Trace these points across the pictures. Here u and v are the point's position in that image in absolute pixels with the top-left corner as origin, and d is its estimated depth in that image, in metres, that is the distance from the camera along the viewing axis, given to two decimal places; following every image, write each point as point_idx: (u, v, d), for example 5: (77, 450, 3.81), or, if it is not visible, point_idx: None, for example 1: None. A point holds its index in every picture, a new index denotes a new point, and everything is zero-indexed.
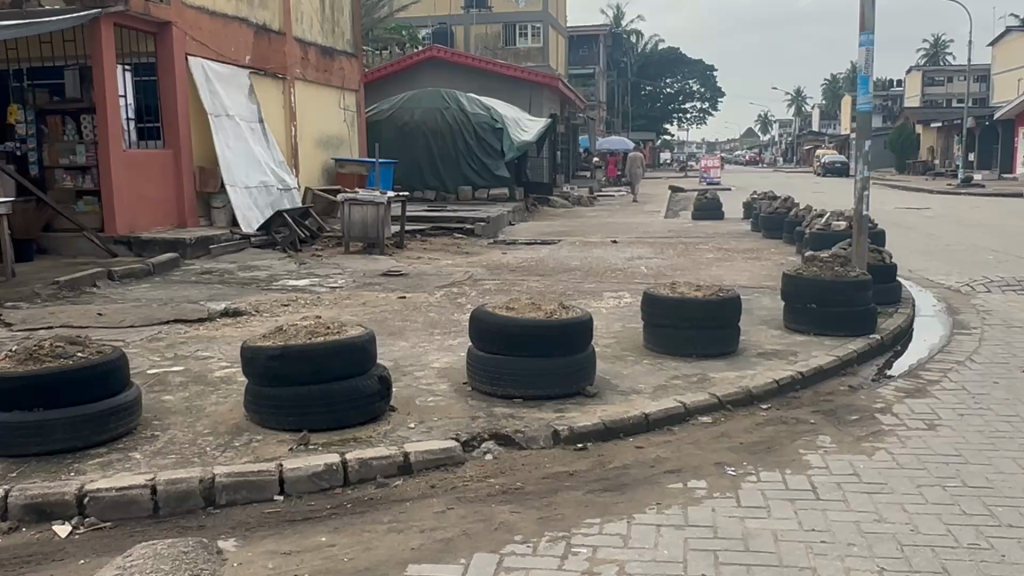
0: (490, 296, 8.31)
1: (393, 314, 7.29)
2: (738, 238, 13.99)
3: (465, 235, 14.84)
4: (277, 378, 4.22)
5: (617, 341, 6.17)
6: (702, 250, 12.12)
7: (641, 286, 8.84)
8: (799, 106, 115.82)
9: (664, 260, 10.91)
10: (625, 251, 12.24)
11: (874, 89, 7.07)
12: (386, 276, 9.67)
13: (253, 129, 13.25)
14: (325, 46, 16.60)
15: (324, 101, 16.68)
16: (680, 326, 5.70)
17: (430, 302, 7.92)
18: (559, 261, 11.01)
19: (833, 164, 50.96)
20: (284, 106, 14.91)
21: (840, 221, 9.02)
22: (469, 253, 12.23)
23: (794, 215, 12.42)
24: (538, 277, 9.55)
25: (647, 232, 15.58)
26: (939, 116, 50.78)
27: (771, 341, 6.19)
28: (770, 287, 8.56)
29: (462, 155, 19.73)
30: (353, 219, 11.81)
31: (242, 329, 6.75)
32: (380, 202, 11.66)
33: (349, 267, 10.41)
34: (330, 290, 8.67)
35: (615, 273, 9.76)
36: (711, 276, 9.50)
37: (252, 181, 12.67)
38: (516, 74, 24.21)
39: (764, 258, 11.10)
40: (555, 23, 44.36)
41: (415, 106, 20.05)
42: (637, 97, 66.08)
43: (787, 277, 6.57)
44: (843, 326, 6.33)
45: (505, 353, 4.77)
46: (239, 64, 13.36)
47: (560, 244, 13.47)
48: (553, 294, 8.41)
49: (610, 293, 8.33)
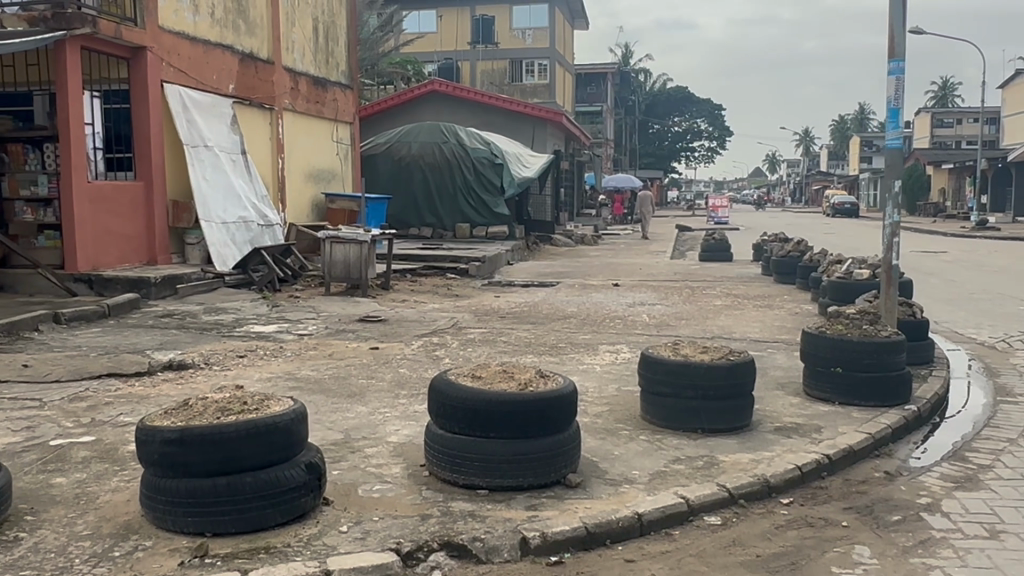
0: (473, 348, 7.48)
1: (358, 371, 6.45)
2: (748, 282, 13.18)
3: (459, 276, 14.01)
4: (174, 468, 3.36)
5: (609, 410, 5.30)
6: (709, 296, 11.28)
7: (642, 338, 8.00)
8: (807, 147, 115.65)
9: (667, 308, 10.09)
10: (627, 295, 11.42)
11: (905, 123, 6.27)
12: (363, 322, 8.86)
13: (234, 161, 12.53)
14: (317, 76, 15.96)
15: (315, 133, 16.00)
16: (684, 394, 4.84)
17: (404, 355, 7.09)
18: (554, 307, 10.18)
19: (842, 206, 50.26)
20: (271, 138, 14.20)
21: (862, 268, 8.18)
22: (459, 296, 11.40)
23: (808, 259, 11.61)
24: (529, 325, 8.72)
25: (652, 275, 14.76)
26: (950, 157, 50.16)
27: (791, 412, 5.31)
28: (786, 343, 7.69)
29: (461, 191, 19.00)
30: (334, 258, 10.99)
31: (182, 388, 5.90)
32: (363, 240, 10.87)
33: (325, 311, 9.59)
34: (298, 339, 7.85)
35: (614, 322, 8.92)
36: (718, 327, 8.65)
37: (230, 216, 11.90)
38: (519, 109, 23.60)
39: (776, 306, 10.26)
40: (562, 60, 44.08)
41: (413, 139, 19.39)
42: (644, 135, 65.76)
43: (807, 334, 5.70)
44: (873, 395, 5.45)
45: (469, 432, 3.91)
46: (221, 93, 12.68)
47: (558, 287, 12.64)
48: (543, 346, 7.58)
49: (606, 347, 7.48)
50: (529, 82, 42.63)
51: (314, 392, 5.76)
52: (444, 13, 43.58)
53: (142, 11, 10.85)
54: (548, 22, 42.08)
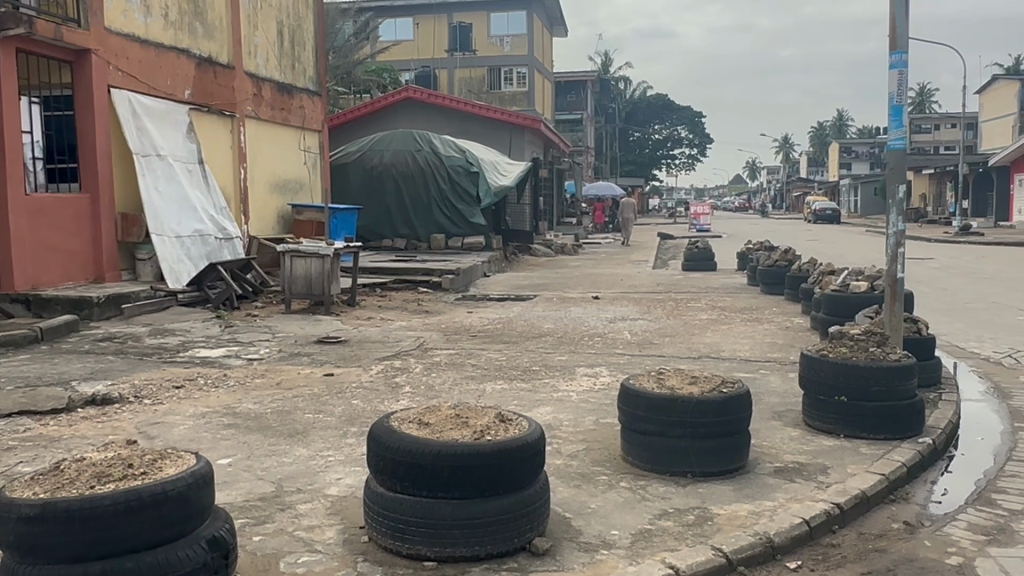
0: (440, 372, 6.81)
1: (306, 403, 5.76)
2: (734, 293, 12.61)
3: (431, 290, 13.34)
4: (33, 552, 2.65)
5: (585, 450, 4.64)
6: (694, 310, 10.68)
7: (624, 359, 7.35)
8: (787, 154, 115.91)
9: (651, 323, 9.45)
10: (608, 309, 10.79)
11: (908, 120, 5.67)
12: (322, 343, 8.17)
13: (189, 171, 11.81)
14: (283, 82, 15.27)
15: (281, 141, 15.30)
16: (670, 432, 4.20)
17: (361, 383, 6.40)
18: (530, 324, 9.52)
19: (824, 212, 50.03)
20: (232, 147, 13.49)
21: (859, 280, 7.58)
22: (429, 313, 10.73)
23: (797, 269, 11.04)
24: (502, 346, 8.06)
25: (634, 286, 14.15)
26: (931, 162, 50.07)
27: (791, 449, 4.68)
28: (780, 363, 7.07)
29: (435, 200, 18.34)
30: (294, 273, 10.30)
31: (102, 428, 5.19)
32: (325, 254, 10.19)
33: (282, 331, 8.89)
34: (246, 365, 7.16)
35: (593, 340, 8.28)
36: (705, 344, 8.01)
37: (185, 229, 11.16)
38: (494, 115, 23.00)
39: (765, 320, 9.66)
40: (540, 68, 43.61)
41: (385, 148, 18.73)
42: (624, 142, 65.45)
43: (807, 358, 5.08)
44: (883, 427, 4.83)
45: (415, 491, 3.24)
46: (176, 99, 11.97)
47: (535, 301, 11.99)
48: (515, 369, 6.91)
49: (584, 371, 6.82)
50: (508, 89, 42.09)
51: (252, 431, 5.07)
52: (421, 20, 42.93)
53: (85, 12, 10.14)
54: (526, 29, 41.61)
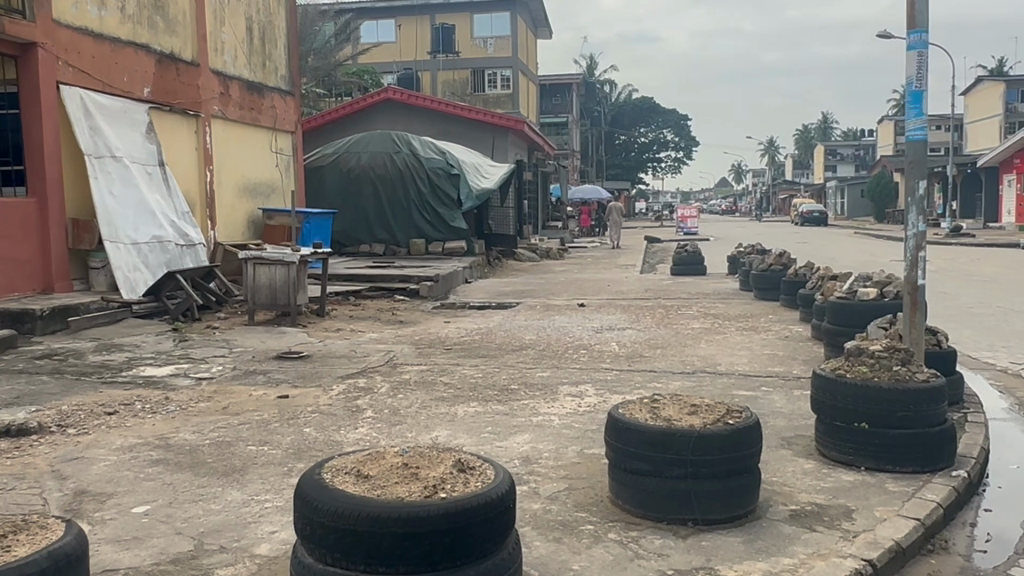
0: (408, 393, 6.11)
1: (253, 432, 5.08)
2: (726, 299, 12.00)
3: (408, 297, 12.68)
4: None
5: (567, 490, 3.96)
6: (686, 317, 10.05)
7: (612, 375, 6.68)
8: (773, 156, 115.86)
9: (640, 333, 8.80)
10: (594, 318, 10.14)
11: (930, 109, 5.06)
12: (282, 359, 7.48)
13: (148, 174, 11.08)
14: (253, 81, 14.55)
15: (251, 143, 14.59)
16: (666, 472, 3.55)
17: (317, 407, 5.70)
18: (510, 335, 8.86)
19: (811, 214, 49.69)
20: (197, 148, 12.77)
21: (867, 286, 6.96)
22: (404, 323, 10.05)
23: (794, 274, 10.44)
24: (479, 360, 7.38)
25: (621, 292, 13.52)
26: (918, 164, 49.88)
27: (807, 486, 4.02)
28: (782, 380, 6.43)
29: (414, 203, 17.67)
30: (258, 282, 9.60)
31: (10, 465, 4.48)
32: (291, 261, 9.49)
33: (241, 345, 8.19)
34: (194, 386, 6.45)
35: (578, 353, 7.64)
36: (699, 357, 7.35)
37: (143, 236, 10.43)
38: (477, 116, 22.37)
39: (762, 328, 9.04)
40: (525, 69, 43.01)
41: (362, 150, 18.06)
42: (610, 145, 64.99)
43: (822, 380, 4.44)
44: (911, 459, 4.20)
45: (351, 565, 2.55)
46: (135, 97, 11.25)
47: (517, 309, 11.32)
48: (491, 388, 6.24)
49: (568, 390, 6.15)
50: (491, 92, 41.49)
51: (182, 467, 4.37)
52: (403, 22, 42.23)
53: (31, 3, 9.42)
54: (510, 31, 41.02)
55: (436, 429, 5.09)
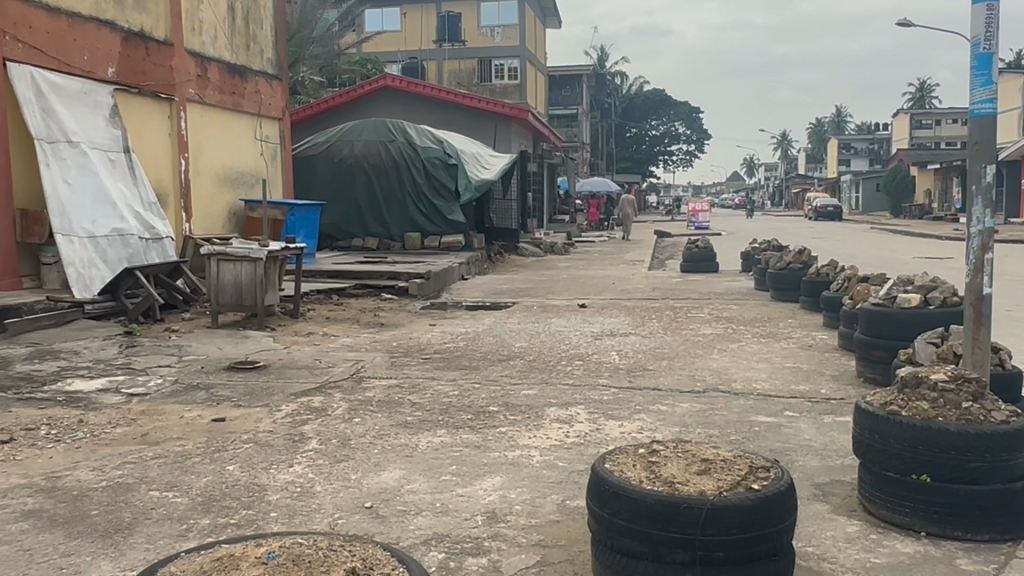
0: (365, 417, 5.17)
1: (166, 470, 4.15)
2: (740, 300, 11.06)
3: (396, 296, 11.75)
4: None
5: (537, 566, 3.02)
6: (696, 322, 9.10)
7: (610, 393, 5.73)
8: (785, 150, 114.49)
9: (646, 340, 7.84)
10: (595, 322, 9.19)
11: (999, 76, 4.05)
12: (234, 370, 6.56)
13: (111, 161, 10.17)
14: (235, 64, 13.61)
15: (233, 130, 13.66)
16: (666, 557, 2.60)
17: (254, 435, 4.77)
18: (499, 342, 7.91)
19: (825, 209, 48.62)
20: (171, 135, 11.87)
21: (908, 292, 5.97)
22: (384, 326, 9.12)
23: (815, 274, 9.49)
24: (459, 373, 6.43)
25: (627, 290, 12.56)
26: (936, 159, 48.78)
27: (855, 563, 3.07)
28: (810, 402, 5.46)
29: (410, 195, 16.75)
30: (222, 280, 8.67)
31: None
32: (257, 257, 8.57)
33: (194, 352, 7.26)
34: (121, 404, 5.53)
35: (573, 365, 6.69)
36: (711, 371, 6.38)
37: (101, 228, 9.53)
38: (479, 105, 21.40)
39: (783, 335, 8.08)
40: (533, 59, 41.98)
41: (355, 138, 17.12)
42: (621, 138, 63.95)
43: (871, 419, 3.48)
44: (987, 525, 3.25)
45: None
46: (97, 79, 10.35)
47: (512, 310, 10.37)
48: (465, 411, 5.30)
49: (556, 414, 5.20)
50: (498, 82, 40.47)
51: (54, 525, 3.44)
52: (408, 10, 41.27)
53: None
54: (518, 19, 39.98)
55: (388, 468, 4.14)
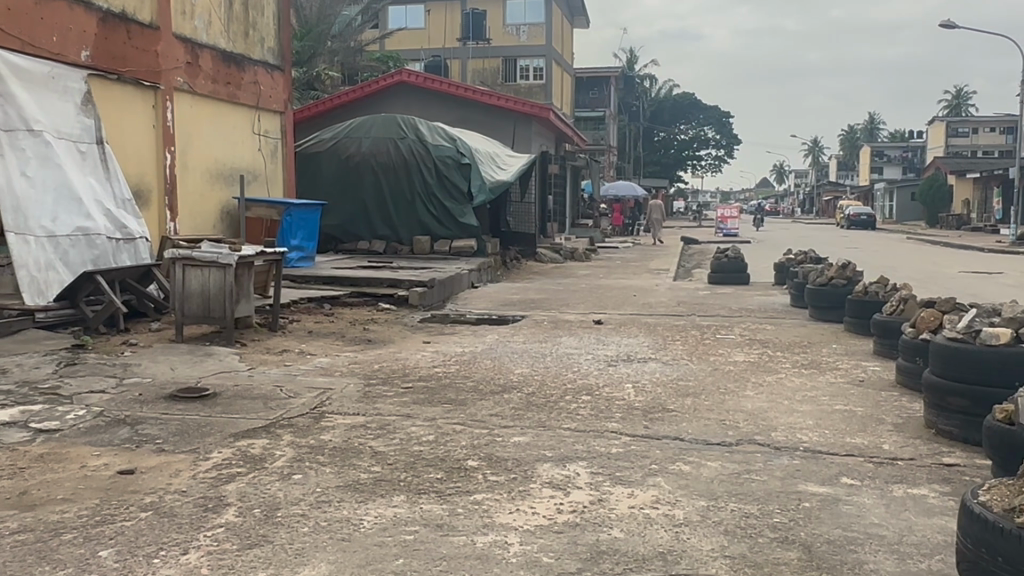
0: (309, 473, 4.10)
1: (17, 557, 3.10)
2: (775, 319, 9.92)
3: (395, 306, 10.72)
4: None
5: None
6: (725, 345, 7.95)
7: (620, 443, 4.63)
8: (816, 158, 112.59)
9: (668, 369, 6.73)
10: (611, 342, 8.08)
11: None
12: (176, 399, 5.52)
13: (81, 153, 9.22)
14: (231, 52, 12.64)
15: (228, 123, 12.71)
16: None
17: (159, 499, 3.73)
18: (496, 367, 6.82)
19: (859, 217, 47.15)
20: (155, 126, 10.93)
21: (996, 325, 4.86)
22: (371, 343, 8.10)
23: (862, 292, 8.41)
24: (440, 410, 5.35)
25: (648, 304, 11.43)
26: (975, 167, 47.01)
27: None
28: (873, 465, 4.33)
29: (420, 196, 15.70)
30: (188, 288, 7.67)
31: None
32: (226, 265, 7.57)
33: (140, 373, 6.25)
34: (18, 445, 4.51)
35: (577, 401, 5.59)
36: (746, 414, 5.26)
37: (63, 227, 8.59)
38: (499, 103, 20.30)
39: (829, 366, 6.92)
40: (560, 58, 40.87)
41: (364, 134, 16.15)
42: (649, 143, 62.68)
43: (996, 529, 2.40)
44: None
45: None
46: (69, 63, 9.42)
47: (519, 326, 9.28)
48: (436, 466, 4.21)
49: (548, 473, 4.11)
50: (523, 82, 39.41)
51: None
52: (432, 7, 40.37)
53: None
54: (545, 17, 38.93)
55: (311, 562, 3.08)
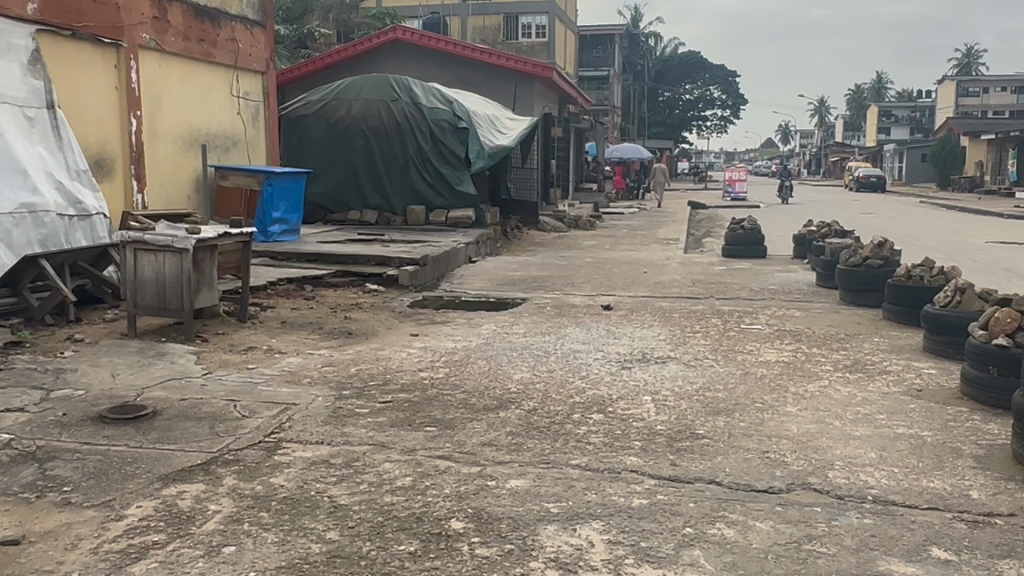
0: (245, 544, 3.17)
1: None
2: (803, 304, 8.97)
3: (384, 287, 9.74)
4: None
5: None
6: (751, 339, 7.02)
7: (642, 492, 3.70)
8: (822, 117, 110.80)
9: (692, 374, 5.80)
10: (622, 335, 7.14)
11: None
12: (108, 421, 4.59)
13: (28, 119, 8.20)
14: (205, 6, 11.54)
15: (202, 84, 11.64)
16: None
17: None
18: (492, 370, 5.89)
19: (868, 179, 45.98)
20: (117, 88, 9.88)
21: None
22: (352, 336, 7.14)
23: (904, 277, 7.49)
24: (423, 437, 4.42)
25: (661, 283, 10.47)
26: (989, 128, 45.59)
27: None
28: (965, 526, 3.40)
29: (414, 163, 14.66)
30: (142, 275, 6.74)
31: None
32: (183, 249, 6.62)
33: (74, 383, 5.31)
34: None
35: (584, 423, 4.66)
36: (793, 444, 4.33)
37: (6, 203, 7.44)
38: (499, 63, 19.14)
39: (876, 370, 6.00)
40: (563, 16, 39.50)
41: (353, 96, 15.10)
42: (653, 103, 61.35)
43: None
44: None
45: None
46: (14, 18, 8.38)
47: (520, 312, 8.34)
48: (410, 531, 3.28)
49: (554, 545, 3.17)
50: (525, 41, 38.05)
51: None
52: None
53: None
54: None
55: None
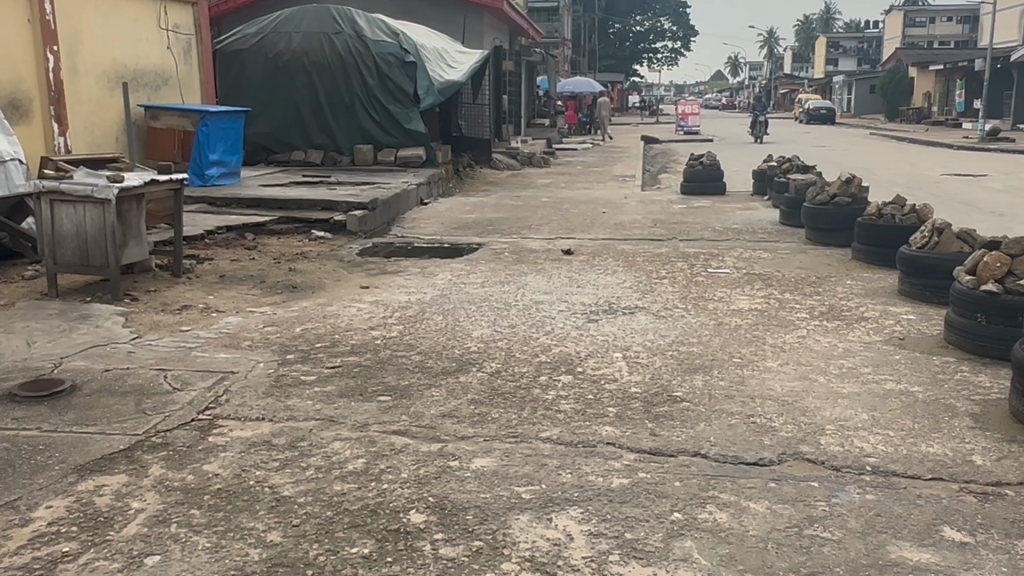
0: (172, 553, 2.74)
1: None
2: (770, 243, 8.65)
3: (331, 234, 9.19)
4: None
5: None
6: (719, 285, 6.67)
7: (622, 470, 3.33)
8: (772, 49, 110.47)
9: (663, 326, 5.44)
10: (586, 283, 6.74)
11: None
12: (18, 398, 4.07)
13: None
14: None
15: (126, 16, 10.75)
16: None
17: None
18: (449, 326, 5.47)
19: (818, 111, 45.88)
20: (31, 20, 9.01)
21: None
22: (296, 289, 6.63)
23: (875, 216, 7.20)
24: (376, 409, 3.99)
25: (621, 224, 10.07)
26: (937, 58, 45.61)
27: None
28: (973, 499, 3.11)
29: (359, 100, 13.94)
30: (60, 229, 6.11)
31: None
32: (104, 200, 6.00)
33: None
34: None
35: (551, 387, 4.27)
36: (779, 406, 4.00)
37: None
38: None
39: (853, 316, 5.70)
40: None
41: (293, 29, 14.22)
42: (604, 36, 60.27)
43: None
44: None
45: None
46: None
47: (475, 259, 7.89)
48: (362, 529, 2.87)
49: (528, 541, 2.80)
50: None
51: None
52: None
53: None
54: None
55: None
